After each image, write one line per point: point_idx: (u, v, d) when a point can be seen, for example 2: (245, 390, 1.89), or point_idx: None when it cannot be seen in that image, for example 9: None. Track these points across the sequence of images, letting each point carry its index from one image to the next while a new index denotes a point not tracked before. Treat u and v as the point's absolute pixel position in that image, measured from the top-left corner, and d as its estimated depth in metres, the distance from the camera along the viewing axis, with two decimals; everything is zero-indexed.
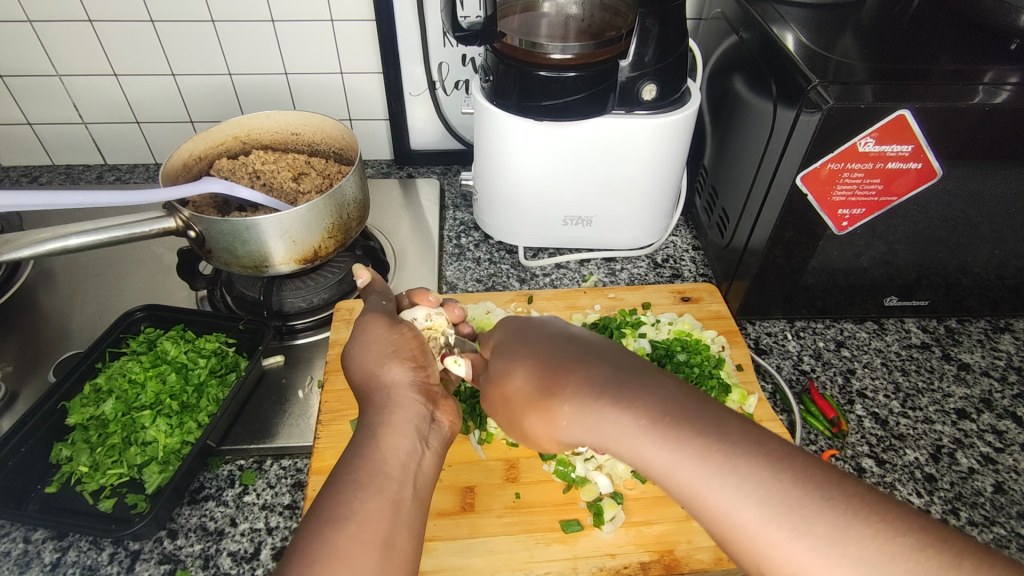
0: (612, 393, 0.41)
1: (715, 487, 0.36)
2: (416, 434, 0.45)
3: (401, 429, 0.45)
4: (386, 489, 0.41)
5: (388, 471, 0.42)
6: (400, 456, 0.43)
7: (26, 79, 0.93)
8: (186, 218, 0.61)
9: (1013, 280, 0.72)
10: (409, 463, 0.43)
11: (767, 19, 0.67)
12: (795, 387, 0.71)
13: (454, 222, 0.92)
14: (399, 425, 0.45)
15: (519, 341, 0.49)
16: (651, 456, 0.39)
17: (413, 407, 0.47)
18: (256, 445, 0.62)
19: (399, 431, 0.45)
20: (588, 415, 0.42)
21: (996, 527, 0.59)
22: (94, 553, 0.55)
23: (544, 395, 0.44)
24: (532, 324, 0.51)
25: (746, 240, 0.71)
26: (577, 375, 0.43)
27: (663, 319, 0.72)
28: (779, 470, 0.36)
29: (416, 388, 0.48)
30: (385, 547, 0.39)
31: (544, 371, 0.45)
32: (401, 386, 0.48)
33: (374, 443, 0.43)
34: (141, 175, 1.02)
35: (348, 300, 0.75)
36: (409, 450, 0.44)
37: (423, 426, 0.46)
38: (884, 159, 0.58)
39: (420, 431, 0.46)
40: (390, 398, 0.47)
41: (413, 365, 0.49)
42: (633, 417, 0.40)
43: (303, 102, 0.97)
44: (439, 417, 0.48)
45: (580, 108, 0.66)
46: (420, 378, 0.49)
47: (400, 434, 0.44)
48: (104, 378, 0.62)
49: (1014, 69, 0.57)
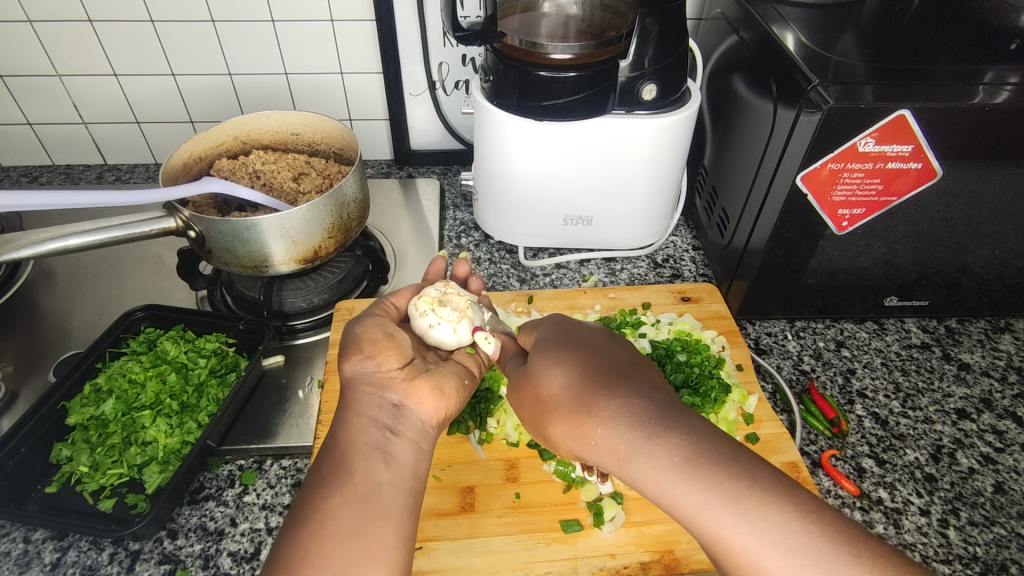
0: (648, 431, 0.41)
1: (742, 532, 0.37)
2: (378, 426, 0.47)
3: (364, 422, 0.47)
4: (348, 482, 0.42)
5: (349, 465, 0.44)
6: (362, 448, 0.45)
7: (25, 78, 0.93)
8: (186, 218, 0.61)
9: (1013, 280, 0.72)
10: (371, 452, 0.45)
11: (767, 19, 0.67)
12: (795, 387, 0.71)
13: (454, 221, 0.92)
14: (360, 422, 0.47)
15: (560, 350, 0.49)
16: (680, 495, 0.39)
17: (370, 399, 0.48)
18: (256, 445, 0.62)
19: (358, 426, 0.46)
20: (622, 445, 0.41)
21: (996, 527, 0.59)
22: (94, 553, 0.55)
23: (577, 408, 0.44)
24: (571, 339, 0.51)
25: (746, 239, 0.71)
26: (616, 401, 0.43)
27: (663, 319, 0.72)
28: (786, 539, 0.36)
29: (375, 381, 0.50)
30: (353, 536, 0.40)
31: (581, 388, 0.45)
32: (361, 383, 0.49)
33: (335, 441, 0.46)
34: (141, 175, 1.02)
35: (348, 300, 0.75)
36: (370, 439, 0.46)
37: (385, 415, 0.48)
38: (884, 159, 0.58)
39: (382, 421, 0.47)
40: (350, 400, 0.49)
41: (368, 356, 0.50)
42: (662, 454, 0.40)
43: (303, 102, 0.97)
44: (404, 401, 0.49)
45: (581, 108, 0.66)
46: (378, 368, 0.50)
47: (358, 427, 0.46)
48: (104, 379, 0.62)
49: (1013, 69, 0.57)
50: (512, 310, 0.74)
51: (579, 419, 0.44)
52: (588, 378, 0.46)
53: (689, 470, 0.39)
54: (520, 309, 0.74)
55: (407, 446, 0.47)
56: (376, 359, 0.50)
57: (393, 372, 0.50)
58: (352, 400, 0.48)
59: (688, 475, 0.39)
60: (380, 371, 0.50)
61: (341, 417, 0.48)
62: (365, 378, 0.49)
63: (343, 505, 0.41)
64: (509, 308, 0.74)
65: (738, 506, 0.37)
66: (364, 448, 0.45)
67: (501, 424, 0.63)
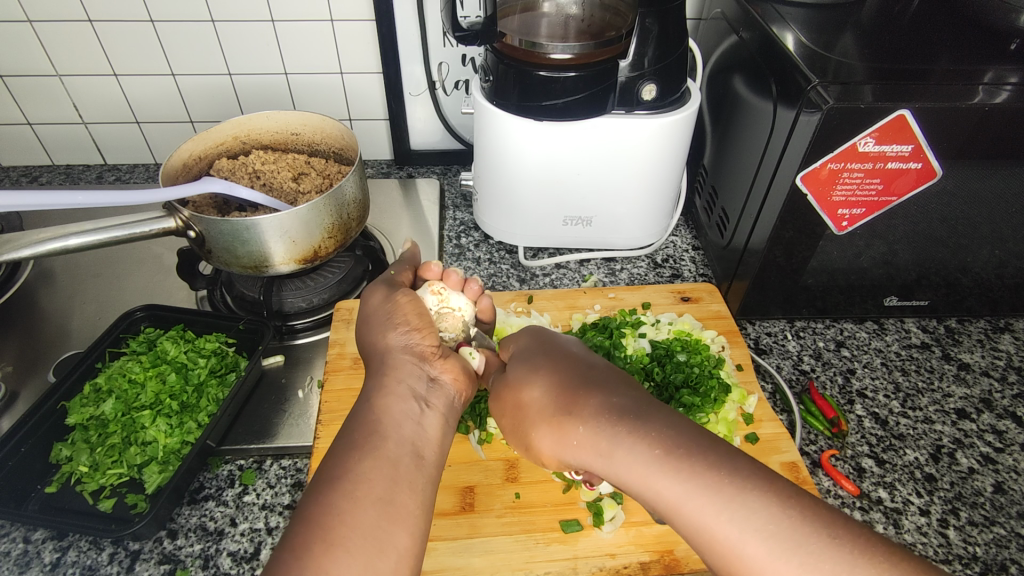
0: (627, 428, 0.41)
1: (725, 521, 0.36)
2: (414, 396, 0.47)
3: (397, 391, 0.47)
4: (382, 447, 0.43)
5: (385, 429, 0.44)
6: (396, 416, 0.45)
7: (25, 78, 0.93)
8: (186, 218, 0.61)
9: (1013, 280, 0.72)
10: (404, 421, 0.45)
11: (767, 19, 0.67)
12: (795, 387, 0.71)
13: (454, 221, 0.92)
14: (397, 388, 0.47)
15: (539, 359, 0.51)
16: (663, 486, 0.38)
17: (408, 368, 0.49)
18: (256, 445, 0.62)
19: (395, 392, 0.47)
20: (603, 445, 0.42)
21: (996, 528, 0.59)
22: (94, 553, 0.55)
23: (558, 411, 0.45)
24: (545, 352, 0.52)
25: (746, 239, 0.71)
26: (595, 400, 0.44)
27: (663, 319, 0.72)
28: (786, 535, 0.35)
29: (413, 353, 0.50)
30: (382, 501, 0.40)
31: (561, 393, 0.46)
32: (400, 353, 0.50)
33: (368, 405, 0.46)
34: (140, 175, 1.02)
35: (348, 300, 0.75)
36: (405, 410, 0.46)
37: (421, 388, 0.48)
38: (884, 159, 0.58)
39: (418, 393, 0.47)
40: (385, 368, 0.49)
41: (411, 330, 0.51)
42: (636, 448, 0.40)
43: (303, 102, 0.97)
44: (439, 376, 0.50)
45: (581, 108, 0.66)
46: (418, 342, 0.51)
47: (394, 393, 0.46)
48: (104, 379, 0.62)
49: (1013, 69, 0.57)
50: (512, 310, 0.74)
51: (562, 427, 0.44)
52: (567, 382, 0.47)
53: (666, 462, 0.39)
54: (520, 309, 0.74)
55: (437, 421, 0.47)
56: (419, 334, 0.51)
57: (432, 349, 0.51)
58: (389, 367, 0.48)
59: (664, 463, 0.39)
60: (421, 345, 0.51)
61: (377, 383, 0.47)
62: (404, 349, 0.50)
63: (376, 468, 0.41)
64: (509, 308, 0.74)
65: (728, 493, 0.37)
66: (397, 416, 0.45)
67: None
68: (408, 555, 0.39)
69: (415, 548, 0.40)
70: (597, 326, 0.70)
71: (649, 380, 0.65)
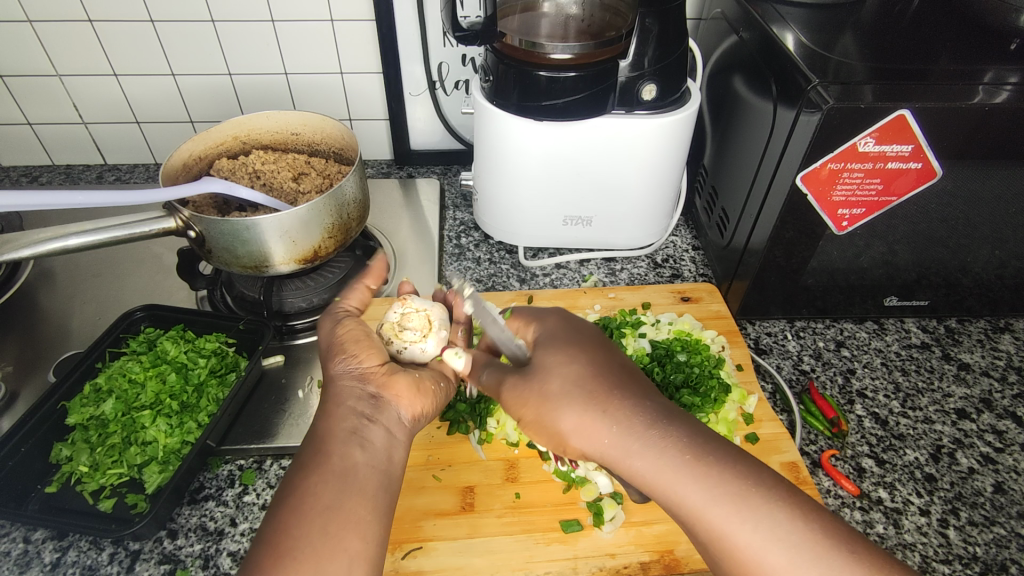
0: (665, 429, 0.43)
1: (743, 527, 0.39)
2: (355, 413, 0.47)
3: (342, 409, 0.48)
4: (326, 464, 0.44)
5: (328, 447, 0.45)
6: (340, 432, 0.46)
7: (26, 78, 0.93)
8: (186, 218, 0.61)
9: (1013, 280, 0.72)
10: (348, 437, 0.45)
11: (767, 19, 0.67)
12: (795, 387, 0.71)
13: (454, 222, 0.92)
14: (338, 409, 0.47)
15: (567, 352, 0.49)
16: (685, 492, 0.41)
17: (348, 388, 0.49)
18: (256, 445, 0.62)
19: (337, 413, 0.47)
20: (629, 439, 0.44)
21: (996, 527, 0.59)
22: (94, 553, 0.55)
23: (591, 404, 0.45)
24: (575, 333, 0.52)
25: (746, 239, 0.71)
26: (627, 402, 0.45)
27: (663, 319, 0.72)
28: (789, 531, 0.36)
29: (354, 374, 0.50)
30: (329, 512, 0.41)
31: (590, 388, 0.46)
32: (341, 375, 0.50)
33: (315, 429, 0.47)
34: (141, 175, 1.02)
35: (348, 300, 0.75)
36: (347, 425, 0.46)
37: (364, 403, 0.48)
38: (884, 159, 0.58)
39: (360, 409, 0.48)
40: (332, 388, 0.50)
41: (349, 355, 0.51)
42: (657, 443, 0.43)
43: (303, 102, 0.97)
44: (381, 392, 0.49)
45: (581, 108, 0.66)
46: (357, 364, 0.50)
47: (336, 413, 0.47)
48: (104, 378, 0.62)
49: (1013, 69, 0.57)
50: None
51: (592, 415, 0.45)
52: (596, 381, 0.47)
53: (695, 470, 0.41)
54: None
55: (383, 433, 0.47)
56: (357, 354, 0.51)
57: (372, 367, 0.51)
58: (332, 391, 0.49)
59: (697, 475, 0.41)
60: (361, 365, 0.50)
61: (323, 407, 0.49)
62: (346, 370, 0.50)
63: (322, 485, 0.42)
64: (509, 308, 0.74)
65: (744, 504, 0.40)
66: (341, 433, 0.46)
67: (501, 424, 0.63)
68: (360, 559, 0.40)
69: (367, 552, 0.41)
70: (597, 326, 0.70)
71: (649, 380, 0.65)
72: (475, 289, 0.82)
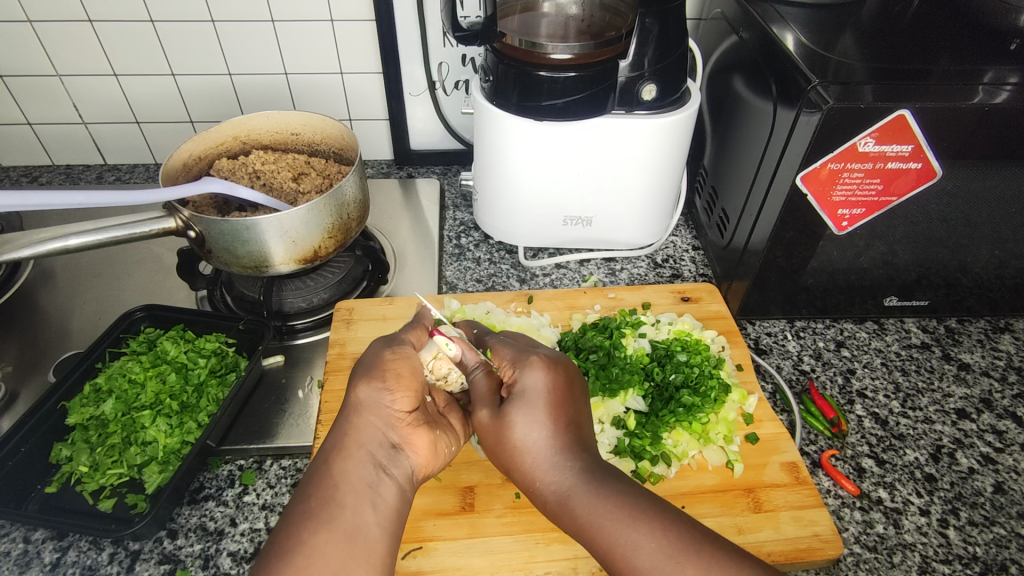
0: (583, 464, 0.44)
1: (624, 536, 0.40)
2: (373, 462, 0.44)
3: (358, 454, 0.44)
4: (338, 518, 0.40)
5: (340, 498, 0.41)
6: (354, 483, 0.43)
7: (26, 79, 0.93)
8: (186, 218, 0.61)
9: (1013, 280, 0.72)
10: (362, 490, 0.42)
11: (767, 19, 0.67)
12: (795, 387, 0.71)
13: (454, 222, 0.92)
14: (356, 453, 0.44)
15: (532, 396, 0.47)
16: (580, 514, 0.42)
17: (371, 430, 0.46)
18: (256, 445, 0.62)
19: (353, 457, 0.44)
20: (548, 468, 0.44)
21: (996, 527, 0.59)
22: (94, 553, 0.55)
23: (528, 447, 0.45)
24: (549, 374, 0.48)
25: (746, 239, 0.71)
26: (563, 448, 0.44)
27: (663, 319, 0.72)
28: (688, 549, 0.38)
29: (383, 413, 0.47)
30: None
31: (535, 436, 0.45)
32: (369, 408, 0.47)
33: (325, 470, 0.43)
34: (140, 175, 1.02)
35: (348, 300, 0.75)
36: (363, 476, 0.43)
37: (383, 453, 0.45)
38: (884, 159, 0.58)
39: (379, 459, 0.45)
40: (350, 423, 0.46)
41: (386, 389, 0.48)
42: (569, 473, 0.43)
43: (303, 102, 0.97)
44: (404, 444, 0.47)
45: (581, 108, 0.66)
46: (391, 403, 0.48)
47: (353, 458, 0.44)
48: (104, 379, 0.61)
49: (1013, 69, 0.57)
50: (512, 310, 0.74)
51: (525, 443, 0.45)
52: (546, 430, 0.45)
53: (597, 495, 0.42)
54: (520, 309, 0.74)
55: (395, 492, 0.44)
56: (393, 392, 0.48)
57: (402, 412, 0.48)
58: (349, 428, 0.45)
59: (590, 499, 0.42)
60: (390, 408, 0.47)
61: (338, 443, 0.45)
62: (374, 410, 0.47)
63: (330, 541, 0.39)
64: (509, 308, 0.74)
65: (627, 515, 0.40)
66: (355, 483, 0.43)
67: None
68: None
69: None
70: (597, 326, 0.69)
71: (649, 380, 0.65)
72: (475, 289, 0.82)
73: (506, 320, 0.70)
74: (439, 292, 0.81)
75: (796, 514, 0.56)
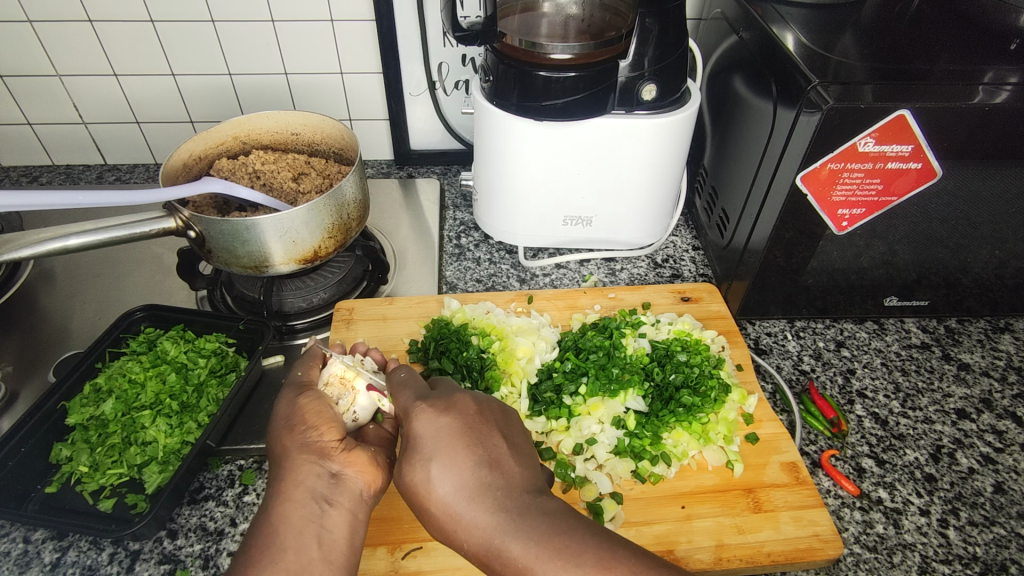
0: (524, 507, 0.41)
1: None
2: (314, 497, 0.43)
3: (295, 495, 0.43)
4: (280, 562, 0.40)
5: (280, 543, 0.40)
6: (296, 524, 0.42)
7: (27, 79, 0.93)
8: (186, 218, 0.61)
9: (1013, 280, 0.72)
10: (304, 528, 0.41)
11: (767, 19, 0.67)
12: (795, 387, 0.71)
13: (454, 221, 0.92)
14: (294, 493, 0.43)
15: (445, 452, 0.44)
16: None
17: (305, 468, 0.44)
18: (256, 446, 0.62)
19: (292, 499, 0.42)
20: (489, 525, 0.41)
21: (996, 527, 0.59)
22: (94, 553, 0.55)
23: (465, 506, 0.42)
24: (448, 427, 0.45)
25: (746, 239, 0.71)
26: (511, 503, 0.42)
27: (663, 319, 0.71)
28: None
29: (313, 449, 0.46)
30: None
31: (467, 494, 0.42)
32: (299, 452, 0.45)
33: (264, 517, 0.42)
34: (141, 175, 1.02)
35: (348, 300, 0.75)
36: (305, 514, 0.42)
37: (320, 485, 0.44)
38: (884, 159, 0.58)
39: (318, 492, 0.43)
40: (285, 466, 0.44)
41: (316, 432, 0.47)
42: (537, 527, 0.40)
43: (303, 102, 0.97)
44: (343, 470, 0.45)
45: (582, 109, 0.66)
46: (317, 438, 0.46)
47: (290, 500, 0.42)
48: (104, 379, 0.62)
49: (1014, 69, 0.57)
50: (512, 310, 0.74)
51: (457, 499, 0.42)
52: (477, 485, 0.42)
53: (539, 554, 0.39)
54: (520, 309, 0.74)
55: (344, 519, 0.43)
56: (318, 429, 0.47)
57: (331, 443, 0.47)
58: (282, 475, 0.44)
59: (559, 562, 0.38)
60: (320, 441, 0.46)
61: (275, 489, 0.43)
62: (301, 448, 0.45)
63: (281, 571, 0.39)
64: (509, 308, 0.74)
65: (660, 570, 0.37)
66: (297, 523, 0.42)
67: None
68: None
69: None
70: (597, 326, 0.69)
71: (649, 380, 0.65)
72: (475, 289, 0.82)
73: (506, 319, 0.70)
74: (439, 292, 0.81)
75: (796, 514, 0.56)
